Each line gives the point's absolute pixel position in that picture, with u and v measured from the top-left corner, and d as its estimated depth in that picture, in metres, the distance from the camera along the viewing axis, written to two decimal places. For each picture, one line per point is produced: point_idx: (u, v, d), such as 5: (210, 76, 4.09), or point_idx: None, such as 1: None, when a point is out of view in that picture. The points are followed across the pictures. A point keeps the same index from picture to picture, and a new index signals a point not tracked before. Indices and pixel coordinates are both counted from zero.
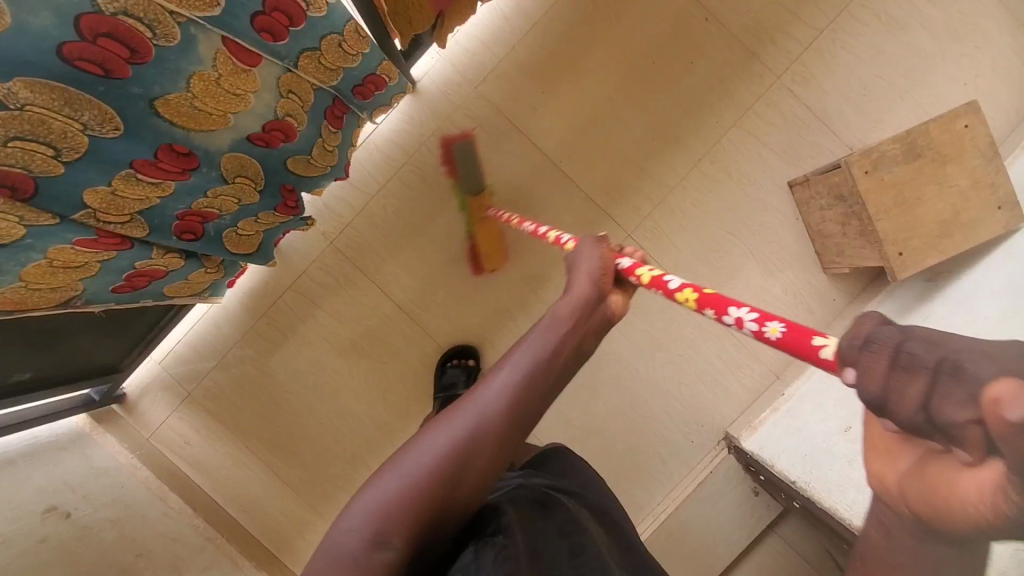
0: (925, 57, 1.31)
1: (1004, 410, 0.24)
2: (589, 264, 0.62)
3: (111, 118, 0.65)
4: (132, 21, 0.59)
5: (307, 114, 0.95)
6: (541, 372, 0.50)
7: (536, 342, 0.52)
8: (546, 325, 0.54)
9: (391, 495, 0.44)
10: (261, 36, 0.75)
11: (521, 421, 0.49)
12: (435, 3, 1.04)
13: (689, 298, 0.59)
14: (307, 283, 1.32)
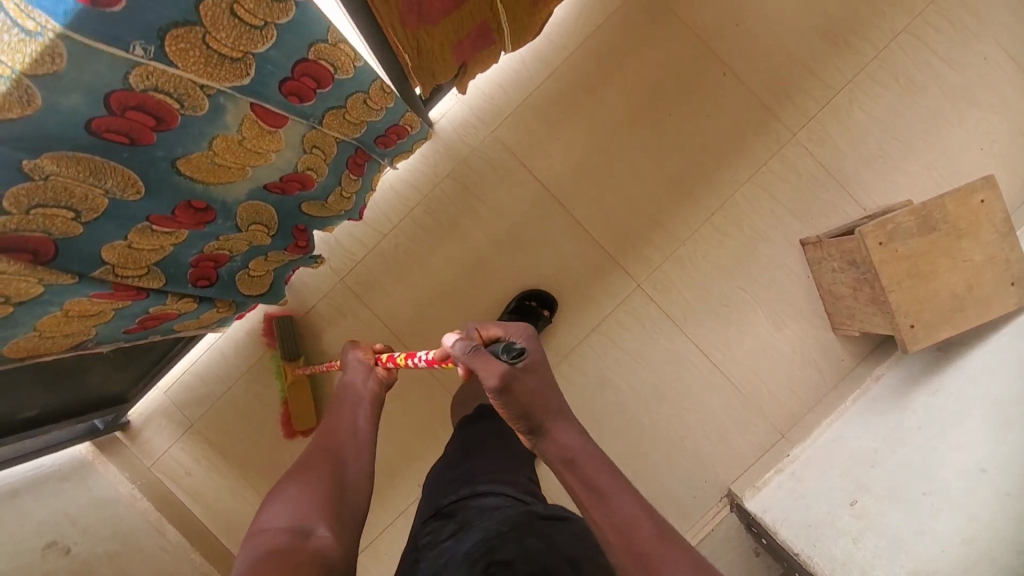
0: (941, 121, 1.32)
1: (455, 346, 0.60)
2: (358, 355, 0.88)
3: (133, 181, 0.66)
4: (161, 96, 0.60)
5: (329, 165, 0.97)
6: (358, 410, 0.78)
7: (347, 393, 0.81)
8: (348, 390, 0.81)
9: (294, 496, 0.59)
10: (287, 100, 0.76)
11: (361, 442, 0.73)
12: (456, 57, 1.06)
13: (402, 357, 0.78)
14: (315, 319, 1.33)
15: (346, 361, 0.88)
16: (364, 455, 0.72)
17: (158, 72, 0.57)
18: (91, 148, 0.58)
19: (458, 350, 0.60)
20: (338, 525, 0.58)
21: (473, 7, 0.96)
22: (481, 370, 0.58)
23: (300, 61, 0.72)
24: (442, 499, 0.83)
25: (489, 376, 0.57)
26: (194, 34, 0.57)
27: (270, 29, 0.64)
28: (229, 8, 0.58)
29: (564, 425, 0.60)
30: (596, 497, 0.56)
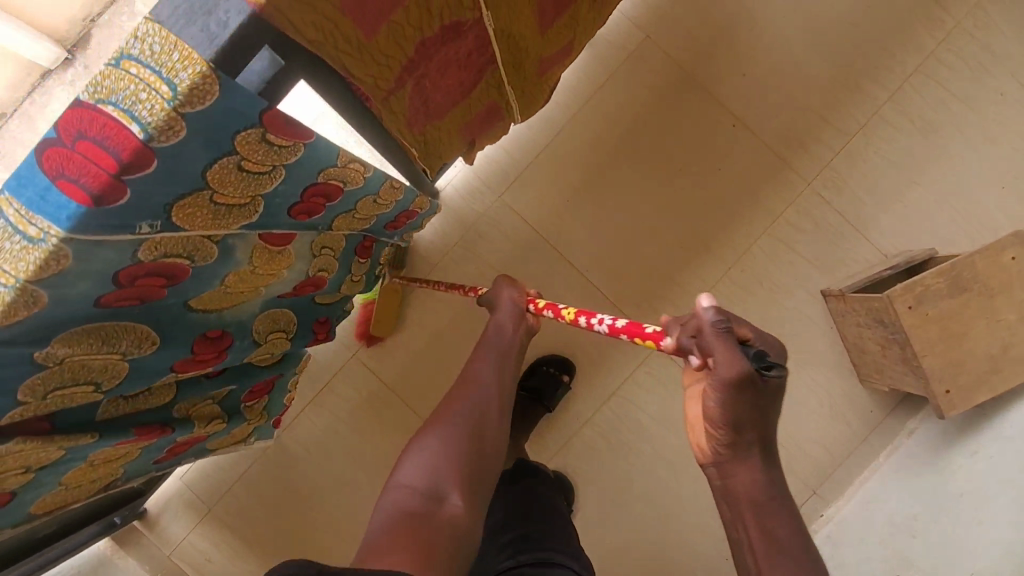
0: (961, 161, 1.28)
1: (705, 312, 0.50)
2: (507, 300, 0.88)
3: (148, 334, 0.64)
4: (171, 258, 0.57)
5: (339, 258, 0.94)
6: (504, 359, 0.78)
7: (494, 340, 0.81)
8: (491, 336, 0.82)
9: (436, 451, 0.63)
10: (297, 220, 0.73)
11: (500, 390, 0.73)
12: (464, 134, 1.02)
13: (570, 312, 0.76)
14: (330, 396, 1.31)
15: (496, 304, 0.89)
16: (507, 408, 0.72)
17: (167, 240, 0.55)
18: (105, 319, 0.57)
19: (699, 326, 0.50)
20: (470, 492, 0.61)
21: (480, 93, 0.95)
22: (717, 360, 0.49)
23: (308, 187, 0.68)
24: (498, 565, 0.81)
25: (720, 371, 0.48)
26: (199, 198, 0.54)
27: (278, 170, 0.60)
28: (235, 166, 0.55)
29: (761, 460, 0.56)
30: (773, 547, 0.55)
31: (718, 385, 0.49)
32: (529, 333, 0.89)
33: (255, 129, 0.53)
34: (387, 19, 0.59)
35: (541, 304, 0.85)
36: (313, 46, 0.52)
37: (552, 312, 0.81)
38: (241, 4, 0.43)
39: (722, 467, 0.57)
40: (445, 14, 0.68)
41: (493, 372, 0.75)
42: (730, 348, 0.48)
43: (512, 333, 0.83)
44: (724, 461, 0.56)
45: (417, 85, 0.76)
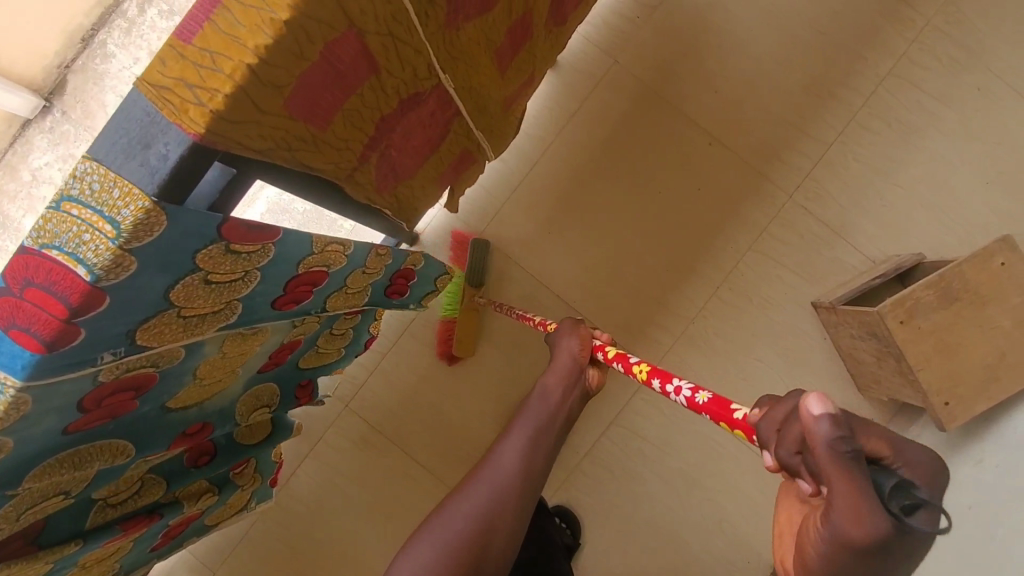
0: (942, 161, 1.27)
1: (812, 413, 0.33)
2: (569, 346, 0.79)
3: (122, 447, 0.66)
4: (134, 371, 0.57)
5: (321, 324, 0.90)
6: (540, 439, 0.69)
7: (533, 412, 0.71)
8: (538, 400, 0.72)
9: (428, 561, 0.57)
10: (283, 310, 0.73)
11: (527, 477, 0.65)
12: (439, 182, 1.01)
13: (642, 370, 0.68)
14: (326, 449, 1.29)
15: (557, 350, 0.80)
16: (526, 507, 0.64)
17: (129, 360, 0.55)
18: (77, 442, 0.59)
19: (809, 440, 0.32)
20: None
21: (451, 145, 0.94)
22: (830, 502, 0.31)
23: (290, 280, 0.67)
24: None
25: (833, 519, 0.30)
26: (165, 316, 0.54)
27: (252, 273, 0.60)
28: (200, 281, 0.54)
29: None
30: None
31: (829, 541, 0.31)
32: (586, 396, 0.78)
33: (216, 244, 0.52)
34: (341, 109, 0.58)
35: (609, 354, 0.76)
36: (261, 152, 0.51)
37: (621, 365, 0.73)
38: (180, 134, 0.42)
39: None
40: (403, 90, 0.67)
41: (517, 460, 0.65)
42: (854, 484, 0.30)
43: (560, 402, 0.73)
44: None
45: (382, 155, 0.75)
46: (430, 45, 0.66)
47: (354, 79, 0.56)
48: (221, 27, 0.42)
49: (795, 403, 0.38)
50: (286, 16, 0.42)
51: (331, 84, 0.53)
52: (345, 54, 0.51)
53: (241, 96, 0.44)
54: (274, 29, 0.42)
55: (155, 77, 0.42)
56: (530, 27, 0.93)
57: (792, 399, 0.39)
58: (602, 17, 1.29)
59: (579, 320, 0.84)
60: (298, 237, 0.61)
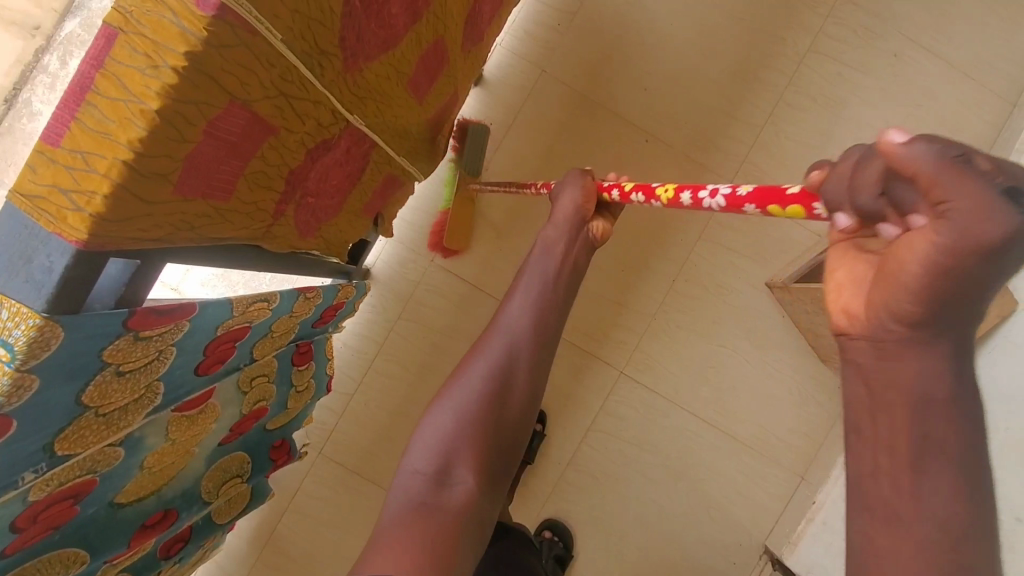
0: (869, 128, 1.30)
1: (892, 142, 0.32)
2: (571, 194, 0.76)
3: (76, 554, 0.64)
4: (72, 482, 0.56)
5: (275, 381, 0.88)
6: (544, 293, 0.72)
7: (535, 271, 0.73)
8: (543, 254, 0.75)
9: (450, 422, 0.62)
10: (209, 375, 0.68)
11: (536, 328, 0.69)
12: (368, 211, 0.99)
13: (666, 191, 0.62)
14: (306, 500, 1.26)
15: (559, 202, 0.77)
16: (540, 355, 0.68)
17: (60, 473, 0.53)
18: (21, 559, 0.57)
19: (912, 164, 0.31)
20: (483, 456, 0.61)
21: (372, 176, 0.92)
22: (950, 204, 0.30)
23: (209, 344, 0.63)
24: None
25: (958, 223, 0.30)
26: (82, 419, 0.52)
27: (168, 350, 0.57)
28: (113, 374, 0.51)
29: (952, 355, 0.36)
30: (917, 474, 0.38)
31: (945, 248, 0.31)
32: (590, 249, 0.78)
33: (123, 337, 0.49)
34: (243, 176, 0.56)
35: (628, 186, 0.70)
36: (158, 240, 0.49)
37: (643, 195, 0.66)
38: (61, 244, 0.41)
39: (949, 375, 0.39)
40: (309, 141, 0.64)
41: (521, 317, 0.70)
42: (972, 181, 0.29)
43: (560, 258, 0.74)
44: (891, 344, 0.37)
45: (299, 205, 0.73)
46: (332, 94, 0.64)
47: (251, 144, 0.54)
48: (90, 125, 0.40)
49: (862, 153, 0.36)
50: (156, 105, 0.40)
51: (223, 157, 0.51)
52: (233, 125, 0.49)
53: (124, 195, 0.41)
54: (145, 120, 0.40)
55: (27, 186, 0.40)
56: (444, 52, 0.91)
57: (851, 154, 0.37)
58: (522, 29, 1.29)
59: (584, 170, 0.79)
60: (215, 306, 0.59)
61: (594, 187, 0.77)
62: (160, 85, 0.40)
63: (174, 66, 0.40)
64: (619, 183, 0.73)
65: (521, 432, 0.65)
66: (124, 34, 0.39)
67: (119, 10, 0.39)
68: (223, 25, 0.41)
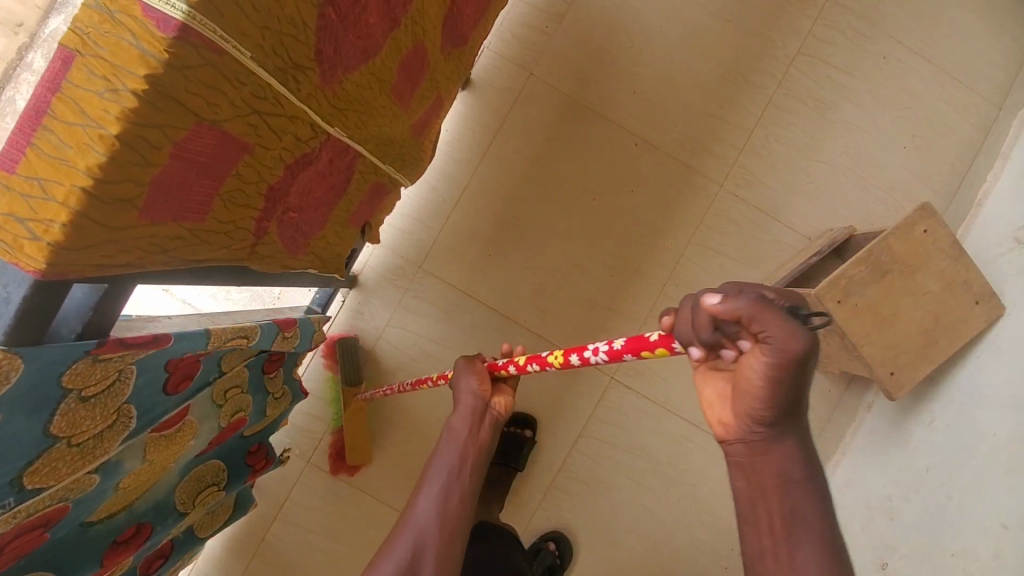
0: (859, 131, 1.30)
1: (710, 299, 0.38)
2: (470, 373, 0.75)
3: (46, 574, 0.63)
4: (43, 511, 0.55)
5: (247, 391, 0.85)
6: (452, 486, 0.67)
7: (441, 459, 0.69)
8: (447, 440, 0.70)
9: None
10: (180, 393, 0.66)
11: (448, 528, 0.64)
12: (355, 222, 0.98)
13: (555, 356, 0.62)
14: (293, 510, 1.24)
15: (458, 383, 0.75)
16: (450, 562, 0.62)
17: (29, 505, 0.52)
18: None
19: (738, 310, 0.37)
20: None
21: (358, 185, 0.90)
22: (768, 336, 0.37)
23: (173, 361, 0.61)
24: None
25: (777, 346, 0.37)
26: (54, 451, 0.51)
27: (129, 369, 0.54)
28: (77, 402, 0.50)
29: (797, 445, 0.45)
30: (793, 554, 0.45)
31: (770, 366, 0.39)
32: (496, 427, 0.74)
33: (83, 361, 0.48)
34: (219, 194, 0.55)
35: (522, 360, 0.69)
36: (127, 265, 0.47)
37: (538, 366, 0.65)
38: (18, 274, 0.40)
39: (749, 456, 0.46)
40: (288, 155, 0.63)
41: (432, 519, 0.64)
42: (778, 315, 0.37)
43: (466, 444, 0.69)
44: (757, 442, 0.45)
45: (282, 222, 0.71)
46: (310, 108, 0.62)
47: (223, 163, 0.52)
48: (47, 151, 0.38)
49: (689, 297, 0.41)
50: (116, 130, 0.38)
51: (193, 178, 0.49)
52: (202, 145, 0.48)
53: (84, 222, 0.40)
54: (104, 145, 0.39)
55: None
56: (425, 56, 0.90)
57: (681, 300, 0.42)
58: (509, 31, 1.27)
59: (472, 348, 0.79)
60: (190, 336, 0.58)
61: (488, 367, 0.76)
62: (120, 108, 0.38)
63: (135, 89, 0.38)
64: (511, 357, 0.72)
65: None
66: (80, 56, 0.37)
67: (76, 31, 0.37)
68: (185, 46, 0.40)
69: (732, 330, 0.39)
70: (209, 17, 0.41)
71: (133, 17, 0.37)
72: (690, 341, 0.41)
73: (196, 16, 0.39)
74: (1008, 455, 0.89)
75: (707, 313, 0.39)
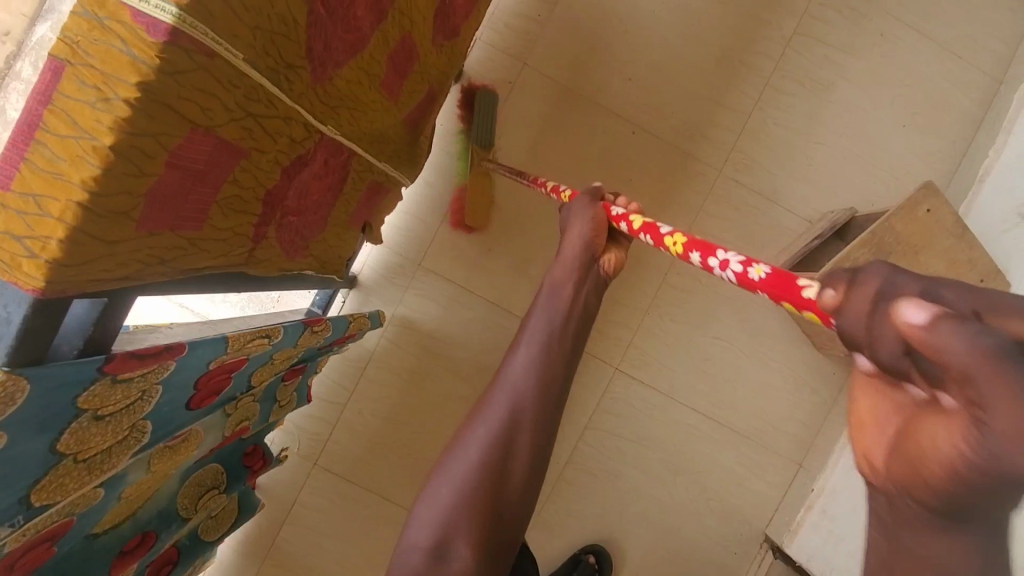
0: (858, 111, 1.28)
1: (915, 316, 0.27)
2: (580, 227, 0.75)
3: None
4: (50, 526, 0.54)
5: (259, 400, 0.85)
6: (552, 341, 0.71)
7: (543, 316, 0.72)
8: (549, 298, 0.74)
9: (445, 494, 0.61)
10: (202, 407, 0.66)
11: (548, 378, 0.68)
12: (354, 221, 0.97)
13: (678, 242, 0.59)
14: (300, 512, 1.24)
15: (567, 235, 0.76)
16: (552, 409, 0.67)
17: (36, 523, 0.51)
18: None
19: (949, 348, 0.25)
20: (484, 535, 0.60)
21: (355, 185, 0.89)
22: (990, 412, 0.24)
23: (200, 378, 0.60)
24: None
25: (992, 430, 0.24)
26: (60, 467, 0.50)
27: (153, 389, 0.54)
28: (91, 420, 0.49)
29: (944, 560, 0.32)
30: None
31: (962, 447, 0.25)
32: (602, 283, 0.78)
33: (100, 381, 0.47)
34: (217, 201, 0.53)
35: (635, 225, 0.68)
36: (126, 277, 0.46)
37: (653, 239, 0.64)
38: (18, 294, 0.39)
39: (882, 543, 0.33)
40: (284, 157, 0.62)
41: (530, 371, 0.68)
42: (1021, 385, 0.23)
43: (567, 296, 0.74)
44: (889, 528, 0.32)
45: (280, 225, 0.70)
46: (303, 107, 0.61)
47: (220, 169, 0.51)
48: (40, 165, 0.37)
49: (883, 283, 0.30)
50: (110, 141, 0.37)
51: (191, 186, 0.48)
52: (199, 153, 0.47)
53: (82, 237, 0.39)
54: (98, 157, 0.38)
55: None
56: (413, 48, 0.88)
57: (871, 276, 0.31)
58: (501, 21, 1.25)
59: (588, 193, 0.78)
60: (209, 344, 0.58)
61: (605, 216, 0.75)
62: (113, 118, 0.37)
63: (128, 98, 0.37)
64: (629, 216, 0.70)
65: (528, 508, 0.64)
66: (71, 66, 0.37)
67: (64, 40, 0.36)
68: (176, 51, 0.39)
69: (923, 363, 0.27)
70: (199, 20, 0.40)
71: (122, 23, 0.36)
72: (857, 341, 0.31)
73: (186, 19, 0.39)
74: None
75: (898, 325, 0.28)
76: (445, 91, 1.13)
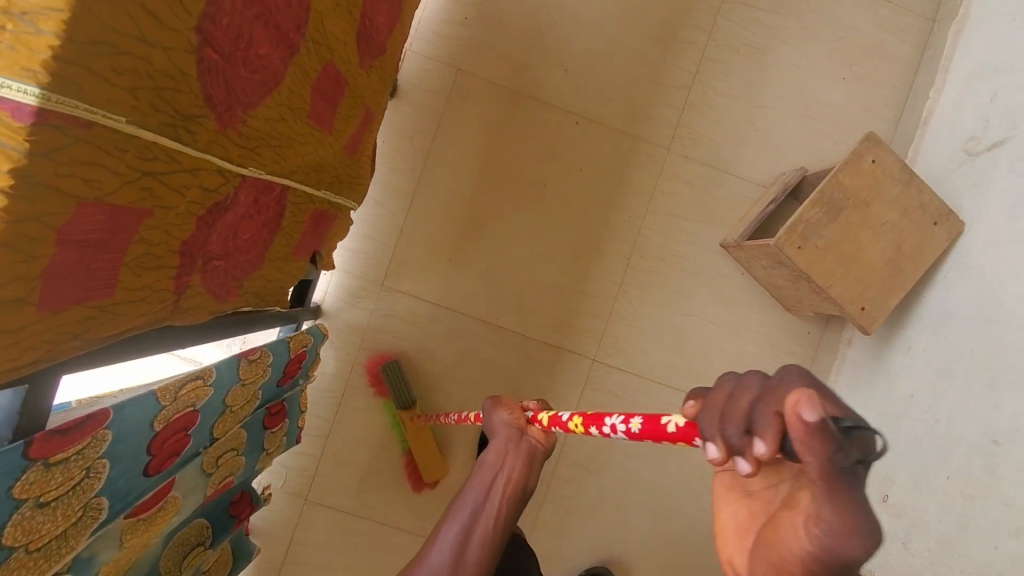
0: (796, 70, 1.28)
1: (803, 412, 0.30)
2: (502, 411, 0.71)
3: None
4: None
5: (244, 453, 0.84)
6: (474, 527, 0.61)
7: (467, 496, 0.63)
8: (477, 476, 0.64)
9: None
10: (162, 471, 0.63)
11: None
12: (299, 253, 0.96)
13: (578, 424, 0.60)
14: (299, 550, 1.23)
15: (490, 420, 0.72)
16: None
17: None
18: None
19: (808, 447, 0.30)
20: None
21: (294, 218, 0.88)
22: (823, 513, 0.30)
23: (152, 441, 0.59)
24: None
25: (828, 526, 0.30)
26: (12, 562, 0.48)
27: (98, 465, 0.53)
28: (35, 508, 0.48)
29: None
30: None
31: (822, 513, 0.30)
32: (538, 461, 0.69)
33: (33, 469, 0.46)
34: (125, 263, 0.52)
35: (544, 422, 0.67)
36: (33, 363, 0.46)
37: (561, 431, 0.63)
38: None
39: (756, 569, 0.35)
40: (198, 206, 0.60)
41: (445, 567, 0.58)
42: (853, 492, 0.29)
43: (495, 480, 0.64)
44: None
45: (206, 271, 0.69)
46: (212, 154, 0.59)
47: (122, 234, 0.50)
48: None
49: (740, 378, 0.35)
50: None
51: (91, 257, 0.47)
52: (95, 223, 0.46)
53: None
54: None
55: None
56: (339, 75, 0.87)
57: (725, 378, 0.36)
58: (429, 30, 1.24)
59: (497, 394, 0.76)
60: (135, 404, 0.56)
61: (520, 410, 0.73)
62: None
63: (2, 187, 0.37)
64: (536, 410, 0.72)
65: None
66: None
67: None
68: (47, 130, 0.38)
69: (764, 442, 0.32)
70: (67, 95, 0.38)
71: None
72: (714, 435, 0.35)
73: (52, 96, 0.37)
74: (987, 371, 0.90)
75: (745, 409, 0.33)
76: (382, 110, 1.12)
